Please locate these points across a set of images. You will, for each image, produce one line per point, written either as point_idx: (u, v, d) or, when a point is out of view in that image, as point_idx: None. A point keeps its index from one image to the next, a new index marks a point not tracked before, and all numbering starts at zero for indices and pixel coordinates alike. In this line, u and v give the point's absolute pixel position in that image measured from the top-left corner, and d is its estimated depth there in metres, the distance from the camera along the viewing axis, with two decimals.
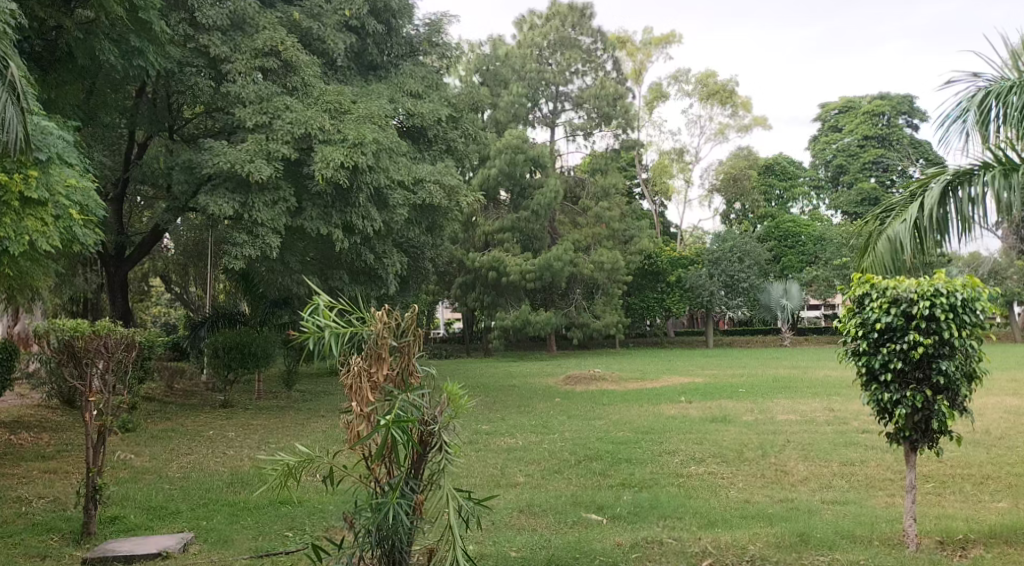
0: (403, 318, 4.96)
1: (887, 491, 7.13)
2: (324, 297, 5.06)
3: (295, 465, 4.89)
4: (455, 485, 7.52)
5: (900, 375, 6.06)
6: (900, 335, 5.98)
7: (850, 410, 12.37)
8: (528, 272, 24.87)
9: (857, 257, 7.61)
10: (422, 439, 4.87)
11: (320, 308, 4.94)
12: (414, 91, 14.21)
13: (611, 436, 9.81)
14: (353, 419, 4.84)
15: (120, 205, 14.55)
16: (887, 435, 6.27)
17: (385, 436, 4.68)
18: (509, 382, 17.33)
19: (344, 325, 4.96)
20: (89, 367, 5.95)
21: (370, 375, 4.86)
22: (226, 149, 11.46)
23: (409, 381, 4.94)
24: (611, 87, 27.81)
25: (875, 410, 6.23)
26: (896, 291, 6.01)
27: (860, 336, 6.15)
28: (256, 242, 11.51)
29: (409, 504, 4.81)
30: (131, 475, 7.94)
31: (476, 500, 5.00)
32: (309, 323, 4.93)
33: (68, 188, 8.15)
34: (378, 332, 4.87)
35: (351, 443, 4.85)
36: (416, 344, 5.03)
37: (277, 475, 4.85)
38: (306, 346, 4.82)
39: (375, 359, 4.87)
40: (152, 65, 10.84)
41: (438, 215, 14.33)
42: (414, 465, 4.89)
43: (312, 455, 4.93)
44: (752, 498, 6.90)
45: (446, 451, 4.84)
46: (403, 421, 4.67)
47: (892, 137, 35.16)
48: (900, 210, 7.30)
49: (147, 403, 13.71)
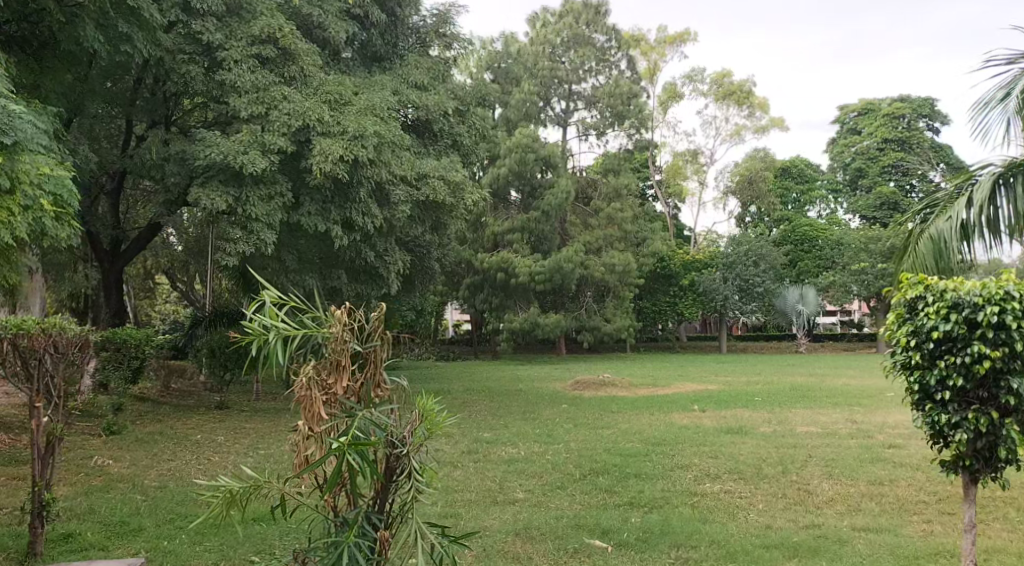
0: (367, 320, 4.58)
1: (923, 516, 6.52)
2: (273, 292, 4.64)
3: (241, 491, 4.44)
4: (449, 501, 6.93)
5: (955, 395, 5.47)
6: (962, 346, 5.37)
7: (875, 421, 11.72)
8: (537, 273, 24.28)
9: (895, 259, 7.01)
10: (388, 464, 4.49)
11: (266, 308, 4.52)
12: (419, 82, 13.61)
13: (620, 447, 9.21)
14: (302, 440, 4.46)
15: (116, 198, 14.06)
16: (943, 463, 5.70)
17: (340, 461, 4.26)
18: (515, 386, 16.72)
19: (296, 326, 4.57)
20: (36, 365, 5.46)
21: (326, 386, 4.49)
22: (219, 140, 10.89)
23: (375, 394, 4.58)
24: (626, 85, 27.14)
25: (927, 433, 5.65)
26: (957, 295, 5.39)
27: (911, 346, 5.55)
28: (250, 237, 10.94)
29: (369, 543, 4.43)
30: (103, 484, 7.39)
31: (453, 536, 4.59)
32: (254, 324, 4.53)
33: (41, 176, 7.68)
34: (336, 336, 4.50)
35: (301, 468, 4.45)
36: (384, 350, 4.65)
37: (218, 503, 4.39)
38: (249, 352, 4.41)
39: (332, 369, 4.50)
40: (140, 51, 10.26)
41: (442, 214, 13.72)
42: (379, 497, 4.53)
43: (259, 478, 4.49)
44: (774, 523, 6.29)
45: (415, 477, 4.48)
46: (361, 444, 4.27)
47: (912, 140, 34.22)
48: (944, 206, 6.68)
49: (139, 403, 13.25)
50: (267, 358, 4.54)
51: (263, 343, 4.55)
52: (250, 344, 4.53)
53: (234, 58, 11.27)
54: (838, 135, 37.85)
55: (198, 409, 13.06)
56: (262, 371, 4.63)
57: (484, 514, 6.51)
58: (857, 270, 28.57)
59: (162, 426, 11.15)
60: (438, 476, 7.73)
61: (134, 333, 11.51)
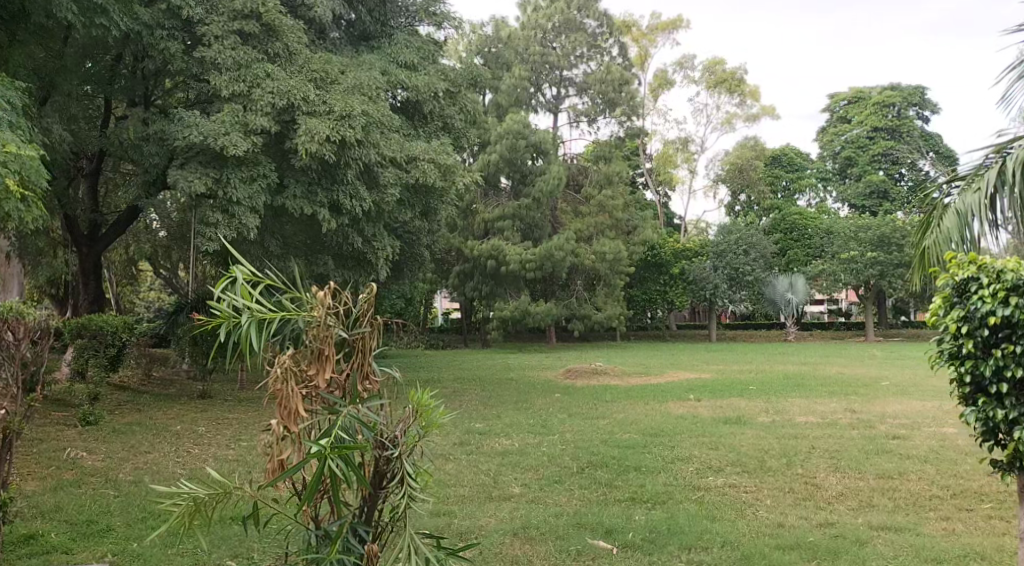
0: (354, 303, 4.25)
1: (940, 513, 6.21)
2: (246, 268, 4.28)
3: (206, 500, 4.12)
4: (439, 495, 6.60)
5: (1012, 387, 5.23)
6: (1021, 334, 5.12)
7: (875, 412, 11.40)
8: (527, 261, 23.83)
9: (919, 233, 6.76)
10: (378, 467, 4.16)
11: (239, 287, 4.18)
12: (409, 62, 13.19)
13: (617, 438, 8.86)
14: (277, 443, 4.10)
15: (95, 181, 13.58)
16: (997, 462, 5.47)
17: (322, 466, 3.93)
18: (505, 375, 16.33)
19: (274, 309, 4.22)
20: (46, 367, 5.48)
21: (305, 379, 4.12)
22: (199, 120, 10.43)
23: (362, 388, 4.23)
24: (617, 72, 26.70)
25: (978, 430, 5.42)
26: (1013, 277, 5.13)
27: (962, 333, 5.33)
28: (232, 222, 10.50)
29: (355, 557, 4.10)
30: (75, 478, 7.00)
31: (448, 549, 4.26)
32: (223, 305, 4.19)
33: (5, 155, 7.18)
34: (318, 321, 4.13)
35: (276, 473, 4.11)
36: (374, 336, 4.31)
37: (180, 514, 4.07)
38: (217, 336, 4.08)
39: (314, 359, 4.13)
40: (116, 24, 9.78)
41: (432, 198, 13.26)
42: (366, 506, 4.20)
43: (228, 485, 4.17)
44: (787, 521, 5.96)
45: (407, 482, 4.14)
46: (347, 448, 3.95)
47: (902, 128, 33.82)
48: (973, 178, 6.36)
49: (117, 392, 12.81)
50: (239, 343, 4.20)
51: (234, 326, 4.21)
52: (219, 327, 4.19)
53: (214, 34, 10.82)
54: (829, 123, 37.43)
55: (179, 399, 12.64)
56: (233, 358, 4.30)
57: (480, 512, 6.15)
58: (847, 258, 28.18)
59: (140, 416, 10.71)
60: (430, 470, 7.36)
61: (111, 320, 11.08)
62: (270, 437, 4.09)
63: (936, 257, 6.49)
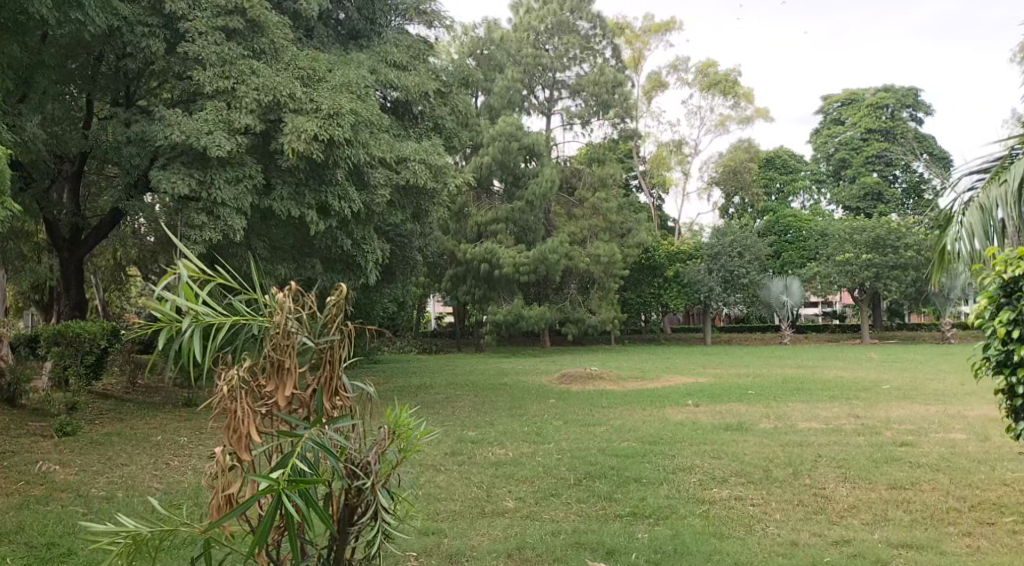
0: (321, 311, 4.07)
1: (960, 527, 5.88)
2: (190, 266, 4.02)
3: (150, 535, 3.94)
4: (428, 512, 6.22)
5: None
6: None
7: (879, 416, 11.09)
8: (521, 265, 23.44)
9: (938, 229, 6.53)
10: (349, 498, 4.00)
11: (182, 286, 3.94)
12: (399, 61, 12.81)
13: (615, 447, 8.52)
14: (227, 472, 3.92)
15: (76, 184, 13.14)
16: None
17: (279, 502, 3.74)
18: (498, 380, 15.96)
19: (224, 313, 4.02)
20: None
21: (263, 396, 3.95)
22: (181, 119, 10.02)
23: (332, 406, 4.04)
24: (611, 73, 26.33)
25: None
26: None
27: (1013, 338, 5.52)
28: (217, 224, 10.11)
29: None
30: (44, 494, 6.66)
31: None
32: (164, 308, 3.93)
33: None
34: (277, 326, 3.94)
35: (227, 507, 3.93)
36: (344, 347, 4.11)
37: (119, 552, 3.90)
38: (158, 343, 3.86)
39: (273, 372, 3.94)
40: (93, 19, 9.37)
41: (423, 200, 12.86)
42: (333, 540, 4.04)
43: (176, 520, 3.98)
44: (800, 538, 5.62)
45: (381, 516, 3.99)
46: (306, 482, 3.76)
47: (896, 130, 33.61)
48: (998, 170, 6.10)
49: (98, 400, 12.44)
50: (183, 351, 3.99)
51: (176, 331, 3.98)
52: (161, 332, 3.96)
53: (197, 30, 10.41)
54: (823, 124, 37.18)
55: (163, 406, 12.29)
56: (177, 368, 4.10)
57: (471, 530, 5.79)
58: (842, 260, 27.78)
59: (120, 426, 10.34)
60: (419, 483, 7.01)
61: (88, 327, 10.62)
62: (218, 467, 3.91)
63: (957, 254, 6.25)
